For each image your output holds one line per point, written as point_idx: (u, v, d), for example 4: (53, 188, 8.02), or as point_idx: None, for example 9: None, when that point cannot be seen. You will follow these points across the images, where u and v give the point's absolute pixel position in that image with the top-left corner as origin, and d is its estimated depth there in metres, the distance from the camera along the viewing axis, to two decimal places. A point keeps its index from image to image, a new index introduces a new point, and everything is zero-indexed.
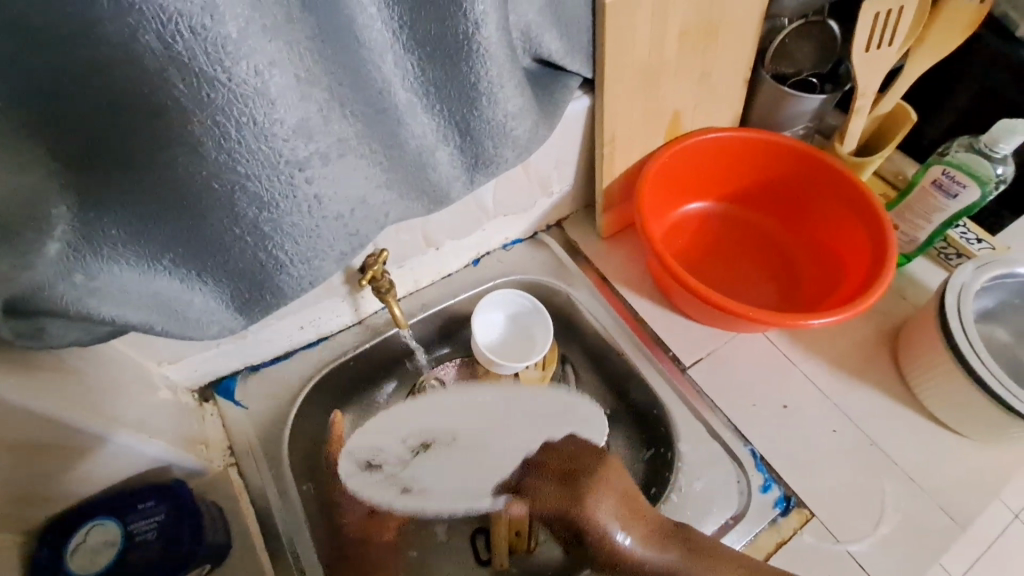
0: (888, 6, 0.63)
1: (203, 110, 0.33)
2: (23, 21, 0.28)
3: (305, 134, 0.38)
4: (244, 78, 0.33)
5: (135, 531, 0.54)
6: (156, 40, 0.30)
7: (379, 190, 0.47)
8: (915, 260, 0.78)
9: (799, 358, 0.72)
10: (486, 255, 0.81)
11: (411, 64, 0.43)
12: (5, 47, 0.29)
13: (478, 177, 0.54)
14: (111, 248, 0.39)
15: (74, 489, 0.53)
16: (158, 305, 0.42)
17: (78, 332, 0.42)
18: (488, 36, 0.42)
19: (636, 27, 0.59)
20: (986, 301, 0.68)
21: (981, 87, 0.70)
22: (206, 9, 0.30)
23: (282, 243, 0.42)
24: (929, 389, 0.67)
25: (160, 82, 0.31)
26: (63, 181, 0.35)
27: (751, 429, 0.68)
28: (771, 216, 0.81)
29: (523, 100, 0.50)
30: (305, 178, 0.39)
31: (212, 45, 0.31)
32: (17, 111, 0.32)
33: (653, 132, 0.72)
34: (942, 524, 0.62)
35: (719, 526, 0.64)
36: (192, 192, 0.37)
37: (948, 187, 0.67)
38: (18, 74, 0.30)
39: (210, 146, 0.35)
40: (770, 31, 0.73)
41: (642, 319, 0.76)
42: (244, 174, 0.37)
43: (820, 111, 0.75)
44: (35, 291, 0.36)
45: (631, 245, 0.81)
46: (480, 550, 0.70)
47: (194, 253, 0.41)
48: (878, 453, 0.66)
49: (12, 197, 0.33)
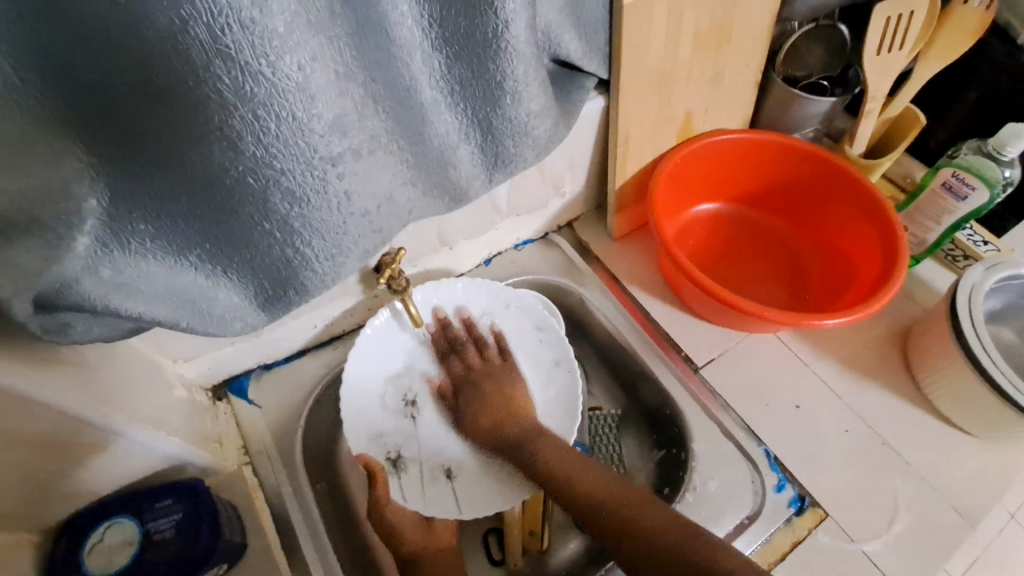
0: (899, 11, 0.64)
1: (245, 104, 0.33)
2: (69, 14, 0.28)
3: (339, 130, 0.38)
4: (287, 73, 0.33)
5: (153, 530, 0.54)
6: (205, 33, 0.30)
7: (403, 188, 0.47)
8: (923, 262, 0.78)
9: (810, 358, 0.73)
10: (498, 255, 0.81)
11: (439, 62, 0.43)
12: (48, 40, 0.29)
13: (497, 175, 0.54)
14: (139, 242, 0.39)
15: (88, 486, 0.53)
16: (183, 301, 0.43)
17: (101, 328, 0.42)
18: (517, 35, 0.42)
19: (653, 29, 0.59)
20: (994, 302, 0.68)
21: (989, 91, 0.71)
22: (254, 2, 0.30)
23: (310, 240, 0.43)
24: (938, 389, 0.67)
25: (205, 76, 0.31)
26: (96, 175, 0.35)
27: (763, 429, 0.68)
28: (780, 218, 0.82)
29: (546, 99, 0.50)
30: (336, 174, 0.40)
31: (259, 38, 0.31)
32: (54, 102, 0.32)
33: (666, 133, 0.72)
34: (953, 524, 0.63)
35: (734, 526, 0.64)
36: (225, 187, 0.37)
37: (957, 189, 0.67)
38: (60, 66, 0.30)
39: (249, 141, 0.35)
40: (781, 34, 0.73)
41: (652, 318, 0.77)
42: (279, 169, 0.37)
43: (831, 114, 0.75)
44: (63, 286, 0.36)
45: (641, 246, 0.82)
46: (493, 551, 0.71)
47: (222, 248, 0.42)
48: (889, 453, 0.67)
49: (46, 189, 0.33)
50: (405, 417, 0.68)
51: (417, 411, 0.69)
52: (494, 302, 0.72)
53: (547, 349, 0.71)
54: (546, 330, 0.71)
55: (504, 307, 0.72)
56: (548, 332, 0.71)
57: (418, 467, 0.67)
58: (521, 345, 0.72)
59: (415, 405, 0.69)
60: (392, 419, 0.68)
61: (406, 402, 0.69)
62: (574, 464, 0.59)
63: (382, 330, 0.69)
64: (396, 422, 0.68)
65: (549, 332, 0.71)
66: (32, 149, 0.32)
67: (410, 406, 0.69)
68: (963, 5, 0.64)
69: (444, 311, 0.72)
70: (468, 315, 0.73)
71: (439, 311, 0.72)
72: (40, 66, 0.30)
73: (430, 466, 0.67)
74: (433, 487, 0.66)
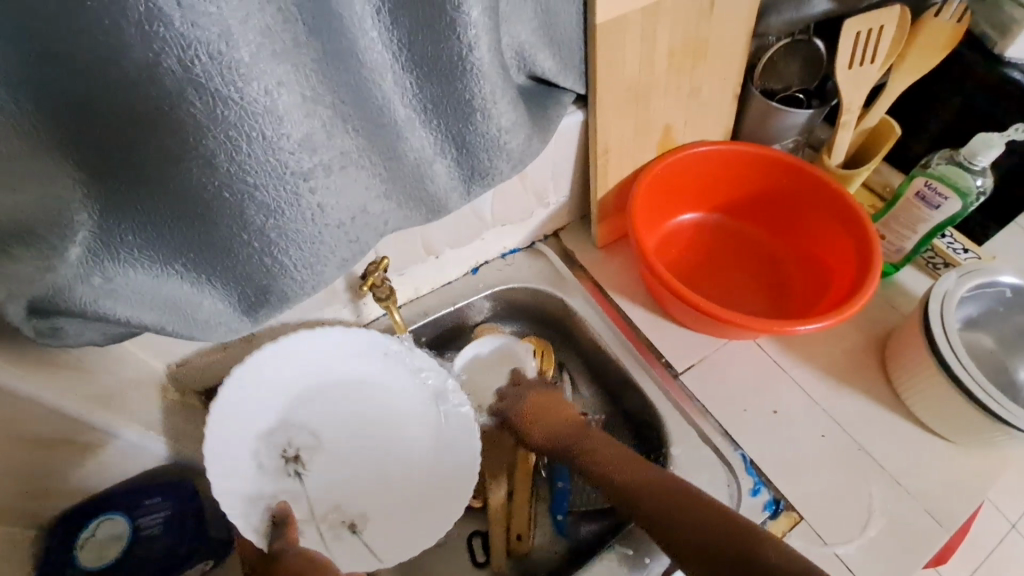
0: (868, 26, 0.66)
1: (217, 125, 0.36)
2: (55, 47, 0.32)
3: (309, 148, 0.41)
4: (255, 97, 0.36)
5: (141, 526, 0.57)
6: (177, 64, 0.33)
7: (378, 200, 0.50)
8: (903, 270, 0.80)
9: (789, 364, 0.74)
10: (485, 264, 0.83)
11: (409, 82, 0.46)
12: (40, 69, 0.33)
13: (475, 188, 0.57)
14: (126, 253, 0.42)
15: (84, 483, 0.56)
16: (168, 307, 0.45)
17: (92, 332, 0.45)
18: (480, 57, 0.45)
19: (626, 45, 0.62)
20: (970, 309, 0.69)
21: (964, 103, 0.72)
22: (223, 37, 0.33)
23: (285, 248, 0.45)
24: (915, 395, 0.68)
25: (179, 101, 0.35)
26: (84, 191, 0.39)
27: (740, 434, 0.70)
28: (762, 227, 0.83)
29: (516, 116, 0.53)
30: (309, 188, 0.43)
31: (226, 67, 0.34)
32: (45, 126, 0.35)
33: (646, 145, 0.74)
34: (926, 526, 0.64)
35: (732, 501, 0.66)
36: (206, 201, 0.40)
37: (930, 198, 0.69)
38: (48, 94, 0.34)
39: (223, 159, 0.38)
40: (758, 49, 0.75)
41: (635, 325, 0.78)
42: (253, 184, 0.40)
43: (809, 126, 0.77)
44: (55, 292, 0.40)
45: (626, 255, 0.84)
46: (476, 553, 0.73)
47: (206, 258, 0.44)
48: (865, 458, 0.68)
49: (39, 206, 0.37)
50: (285, 476, 0.64)
51: (303, 467, 0.65)
52: (370, 348, 0.68)
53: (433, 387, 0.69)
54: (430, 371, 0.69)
55: (383, 353, 0.68)
56: (431, 372, 0.69)
57: (318, 523, 0.64)
58: (405, 389, 0.70)
59: (298, 460, 0.65)
60: (259, 480, 0.63)
61: (288, 458, 0.65)
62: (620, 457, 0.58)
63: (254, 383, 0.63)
64: (277, 481, 0.63)
65: (433, 372, 0.69)
66: (29, 169, 0.36)
67: (292, 463, 0.65)
68: (936, 17, 0.66)
69: (328, 357, 0.67)
70: (345, 358, 0.68)
71: (321, 357, 0.67)
72: (32, 92, 0.34)
73: (331, 521, 0.65)
74: (338, 544, 0.64)
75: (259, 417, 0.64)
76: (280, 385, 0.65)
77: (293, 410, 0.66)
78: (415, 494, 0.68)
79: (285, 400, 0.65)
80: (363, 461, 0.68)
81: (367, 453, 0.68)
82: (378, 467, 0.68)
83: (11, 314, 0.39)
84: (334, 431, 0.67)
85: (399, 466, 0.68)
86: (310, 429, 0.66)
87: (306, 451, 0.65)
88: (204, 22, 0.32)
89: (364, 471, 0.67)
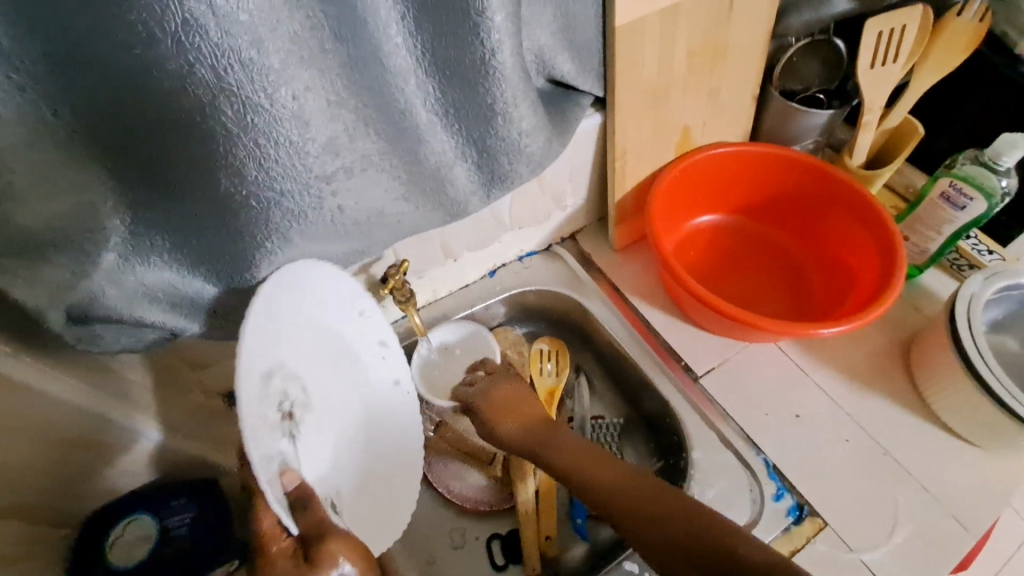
0: (890, 25, 0.65)
1: (246, 133, 0.38)
2: (93, 58, 0.33)
3: (331, 151, 0.43)
4: (283, 104, 0.38)
5: (169, 526, 0.58)
6: (210, 72, 0.34)
7: (396, 203, 0.51)
8: (926, 272, 0.78)
9: (810, 367, 0.73)
10: (502, 267, 0.83)
11: (433, 86, 0.46)
12: (76, 79, 0.34)
13: (495, 192, 0.57)
14: (156, 258, 0.43)
15: (113, 480, 0.57)
16: (192, 306, 0.47)
17: (127, 339, 0.46)
18: (503, 61, 0.45)
19: (645, 47, 0.61)
20: (995, 311, 0.68)
21: (988, 102, 0.71)
22: (253, 45, 0.35)
23: (302, 246, 0.48)
24: (940, 399, 0.67)
25: (211, 110, 0.36)
26: (116, 197, 0.40)
27: (762, 437, 0.69)
28: (782, 228, 0.83)
29: (537, 119, 0.53)
30: (329, 190, 0.45)
31: (256, 74, 0.36)
32: (81, 130, 0.36)
33: (664, 146, 0.74)
34: (953, 533, 0.62)
35: (749, 519, 0.65)
36: (234, 210, 0.42)
37: (955, 199, 0.68)
38: (85, 103, 0.35)
39: (251, 166, 0.40)
40: (777, 50, 0.74)
41: (653, 328, 0.78)
42: (279, 190, 0.42)
43: (829, 126, 0.76)
44: (90, 298, 0.41)
45: (643, 257, 0.83)
46: (496, 556, 0.71)
47: (226, 266, 0.46)
48: (891, 463, 0.66)
49: (73, 212, 0.38)
50: (281, 437, 0.47)
51: (296, 428, 0.50)
52: (346, 308, 0.57)
53: (391, 366, 0.62)
54: (390, 348, 0.62)
55: (357, 316, 0.58)
56: (392, 349, 0.62)
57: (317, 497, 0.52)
58: (367, 363, 0.60)
59: (293, 417, 0.49)
60: (269, 438, 0.45)
61: (283, 413, 0.48)
62: (600, 475, 0.59)
63: (268, 306, 0.46)
64: (274, 441, 0.46)
65: (394, 351, 0.62)
66: (63, 176, 0.37)
67: (287, 420, 0.48)
68: (958, 17, 0.65)
69: (321, 303, 0.54)
70: (334, 311, 0.55)
71: (314, 299, 0.52)
72: (69, 100, 0.34)
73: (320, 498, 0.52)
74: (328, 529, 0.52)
75: (263, 349, 0.46)
76: (280, 315, 0.48)
77: (284, 352, 0.49)
78: (369, 480, 0.60)
79: (280, 335, 0.48)
80: (344, 433, 0.57)
81: (338, 424, 0.56)
82: (342, 444, 0.57)
83: (53, 319, 0.40)
84: (317, 390, 0.53)
85: (357, 448, 0.59)
86: (303, 382, 0.51)
87: (299, 409, 0.50)
88: (236, 30, 0.34)
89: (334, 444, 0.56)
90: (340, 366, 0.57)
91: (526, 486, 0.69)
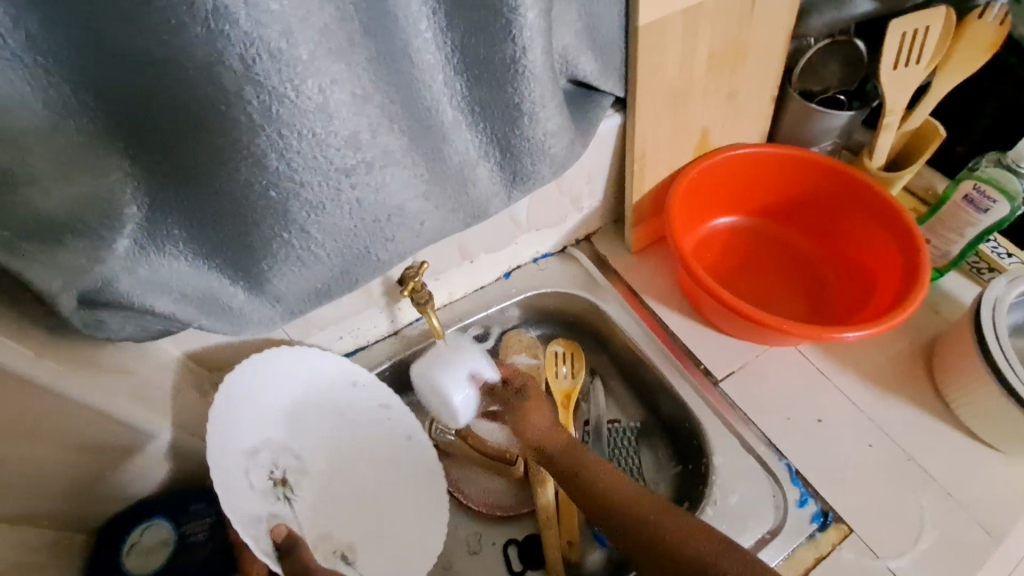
0: (914, 26, 0.64)
1: (270, 124, 0.37)
2: (115, 45, 0.33)
3: (354, 145, 0.42)
4: (309, 95, 0.37)
5: (186, 533, 0.56)
6: (237, 62, 0.34)
7: (417, 201, 0.49)
8: (947, 275, 0.78)
9: (832, 371, 0.72)
10: (518, 269, 0.82)
11: (460, 85, 0.46)
12: (96, 67, 0.33)
13: (517, 193, 0.56)
14: (173, 246, 0.42)
15: (129, 485, 0.56)
16: (206, 303, 0.46)
17: (132, 327, 0.44)
18: (533, 60, 0.44)
19: (668, 48, 0.61)
20: (1019, 315, 0.67)
21: (1009, 103, 0.71)
22: (282, 35, 0.34)
23: (322, 242, 0.46)
24: (964, 403, 0.66)
25: (235, 99, 0.36)
26: (136, 182, 0.39)
27: (784, 442, 0.68)
28: (800, 231, 0.82)
29: (563, 120, 0.52)
30: (350, 184, 0.43)
31: (283, 64, 0.35)
32: (103, 115, 0.36)
33: (683, 148, 0.73)
34: (979, 540, 0.61)
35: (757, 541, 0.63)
36: (252, 204, 0.41)
37: (979, 201, 0.67)
38: (108, 87, 0.34)
39: (272, 157, 0.39)
40: (796, 50, 0.74)
41: (672, 332, 0.77)
42: (300, 182, 0.41)
43: (849, 127, 0.76)
44: (104, 283, 0.40)
45: (660, 259, 0.83)
46: (513, 562, 0.70)
47: (238, 258, 0.45)
48: (915, 469, 0.66)
49: (89, 196, 0.37)
50: (275, 500, 0.57)
51: (292, 491, 0.58)
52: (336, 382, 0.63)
53: (397, 425, 0.65)
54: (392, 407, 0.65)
55: (349, 386, 0.63)
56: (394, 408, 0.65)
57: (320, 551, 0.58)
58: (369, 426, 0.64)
59: (286, 483, 0.58)
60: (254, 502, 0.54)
61: (275, 480, 0.58)
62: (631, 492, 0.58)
63: (242, 399, 0.56)
64: (266, 504, 0.55)
65: (396, 408, 0.65)
66: (86, 160, 0.37)
67: (280, 486, 0.58)
68: (979, 20, 0.65)
69: (302, 383, 0.61)
70: (322, 386, 0.63)
71: (297, 380, 0.61)
72: (92, 83, 0.34)
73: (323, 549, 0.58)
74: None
75: (238, 434, 0.55)
76: (257, 406, 0.58)
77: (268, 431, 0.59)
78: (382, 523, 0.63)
79: (261, 419, 0.58)
80: (350, 488, 0.63)
81: (347, 484, 0.63)
82: (354, 499, 0.63)
83: (64, 303, 0.39)
84: (314, 459, 0.61)
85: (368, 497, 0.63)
86: (294, 452, 0.60)
87: (294, 474, 0.59)
88: (266, 20, 0.33)
89: (344, 503, 0.62)
90: (336, 436, 0.63)
91: (546, 489, 0.68)
